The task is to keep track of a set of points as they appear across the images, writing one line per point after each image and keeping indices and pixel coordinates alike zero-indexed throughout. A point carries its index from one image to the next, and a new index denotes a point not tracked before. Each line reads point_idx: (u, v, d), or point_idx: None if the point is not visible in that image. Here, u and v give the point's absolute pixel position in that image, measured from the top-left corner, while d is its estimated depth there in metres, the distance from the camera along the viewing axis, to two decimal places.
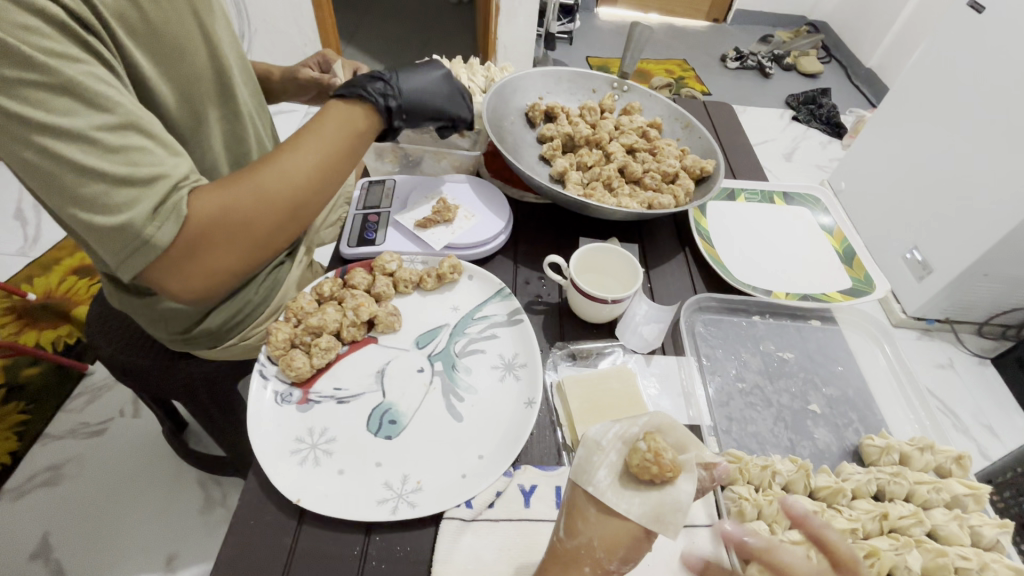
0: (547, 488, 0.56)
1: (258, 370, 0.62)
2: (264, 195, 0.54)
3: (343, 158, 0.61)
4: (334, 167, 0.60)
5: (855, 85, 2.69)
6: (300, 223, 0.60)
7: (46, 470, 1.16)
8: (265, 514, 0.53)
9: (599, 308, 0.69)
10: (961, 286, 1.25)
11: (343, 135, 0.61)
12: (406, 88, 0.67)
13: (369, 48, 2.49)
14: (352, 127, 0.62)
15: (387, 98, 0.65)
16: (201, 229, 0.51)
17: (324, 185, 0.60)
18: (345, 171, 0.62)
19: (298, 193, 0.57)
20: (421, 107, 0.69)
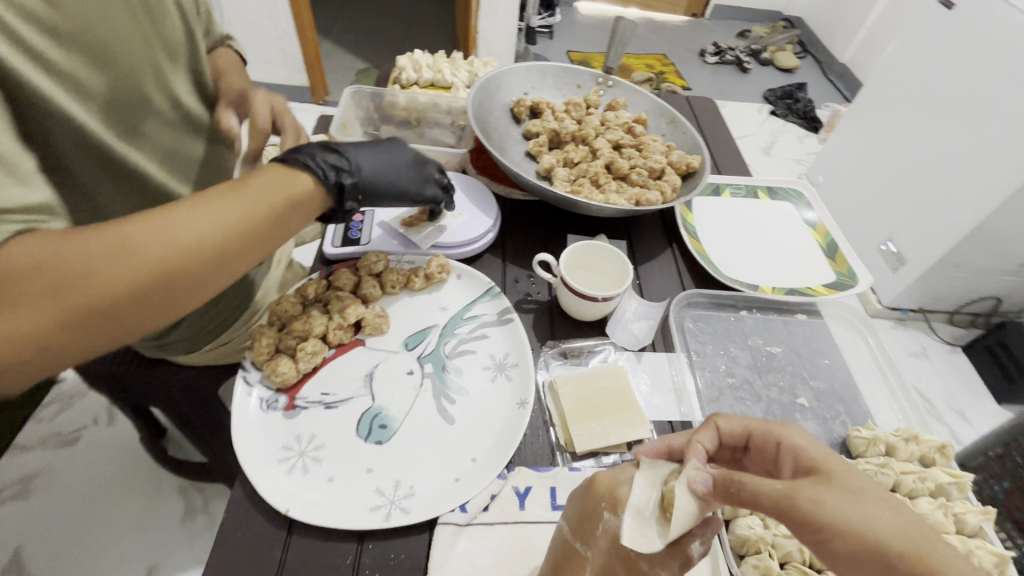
0: (542, 489, 0.56)
1: (242, 376, 0.60)
2: (112, 262, 0.40)
3: (252, 242, 0.48)
4: (242, 236, 0.46)
5: (830, 80, 2.74)
6: (171, 310, 0.45)
7: (16, 483, 1.12)
8: (253, 525, 0.51)
9: (590, 306, 0.68)
10: (934, 277, 1.28)
11: (257, 211, 0.48)
12: (366, 168, 0.59)
13: (347, 42, 2.45)
14: (273, 194, 0.49)
15: (340, 173, 0.56)
16: (21, 275, 0.38)
17: (229, 254, 0.46)
18: (263, 244, 0.49)
19: (171, 261, 0.42)
20: (378, 191, 0.61)
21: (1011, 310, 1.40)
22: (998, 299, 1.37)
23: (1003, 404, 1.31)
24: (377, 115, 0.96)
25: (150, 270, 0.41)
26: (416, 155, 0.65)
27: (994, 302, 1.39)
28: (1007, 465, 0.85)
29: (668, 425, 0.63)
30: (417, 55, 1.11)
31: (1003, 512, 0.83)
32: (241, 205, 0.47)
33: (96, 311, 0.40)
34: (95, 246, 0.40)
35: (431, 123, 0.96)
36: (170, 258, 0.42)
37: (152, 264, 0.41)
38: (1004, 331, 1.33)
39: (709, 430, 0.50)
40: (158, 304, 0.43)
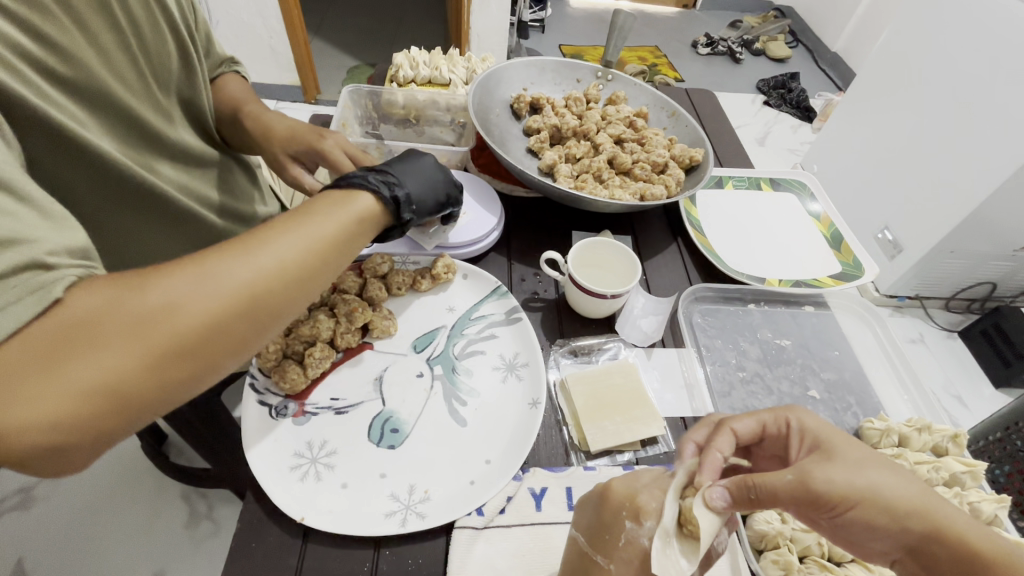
0: (558, 490, 0.55)
1: (250, 383, 0.59)
2: (190, 305, 0.37)
3: (320, 270, 0.45)
4: (308, 264, 0.44)
5: (823, 69, 2.74)
6: (242, 350, 0.42)
7: (18, 493, 1.11)
8: (268, 534, 0.51)
9: (599, 304, 0.68)
10: (931, 264, 1.28)
11: (322, 238, 0.45)
12: (408, 180, 0.59)
13: (337, 39, 2.42)
14: (338, 219, 0.47)
15: (392, 188, 0.54)
16: (81, 325, 0.34)
17: (296, 286, 0.43)
18: (328, 272, 0.47)
19: (241, 295, 0.40)
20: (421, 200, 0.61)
21: (1006, 295, 1.42)
22: (994, 284, 1.38)
23: (1001, 388, 1.33)
24: (375, 115, 0.95)
25: (228, 309, 0.39)
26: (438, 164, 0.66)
27: (989, 287, 1.39)
28: (1008, 447, 0.85)
29: (680, 421, 0.63)
30: (413, 52, 1.09)
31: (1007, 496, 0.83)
32: (308, 232, 0.45)
33: (174, 360, 0.37)
34: (169, 290, 0.37)
35: (431, 120, 0.95)
36: (246, 294, 0.40)
37: (230, 303, 0.39)
38: (1001, 314, 1.33)
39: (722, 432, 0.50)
40: (233, 347, 0.40)
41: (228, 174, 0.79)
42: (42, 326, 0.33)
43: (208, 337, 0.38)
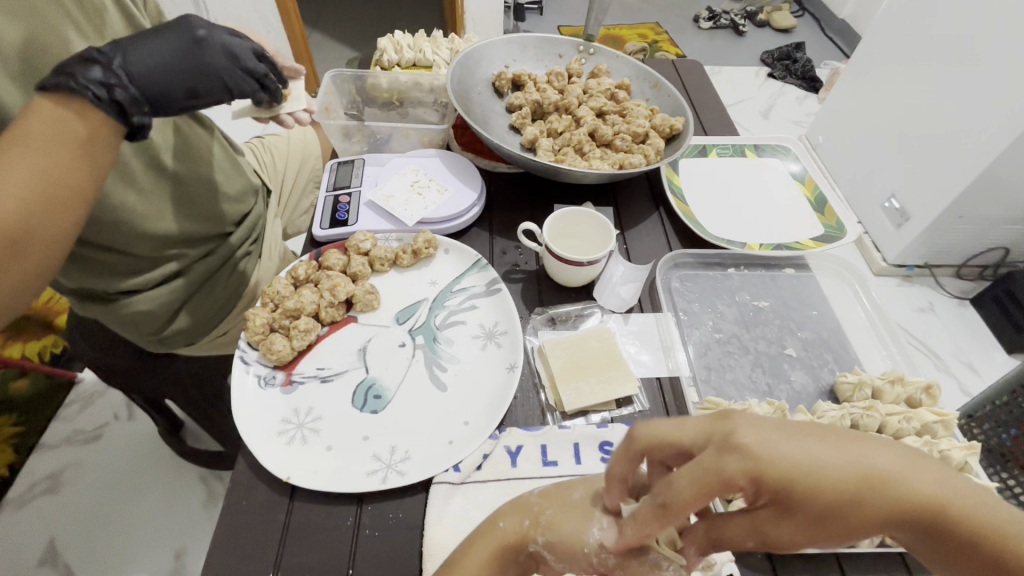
0: (533, 447, 0.58)
1: (239, 356, 0.62)
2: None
3: (71, 194, 0.47)
4: (59, 191, 0.46)
5: (830, 37, 2.67)
6: (45, 269, 0.47)
7: (45, 479, 1.16)
8: (257, 493, 0.54)
9: (576, 272, 0.69)
10: (940, 231, 1.14)
11: (60, 160, 0.45)
12: (134, 62, 0.52)
13: (337, 32, 2.43)
14: (65, 138, 0.46)
15: (111, 89, 0.48)
16: None
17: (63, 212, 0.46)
18: (87, 187, 0.48)
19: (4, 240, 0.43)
20: (157, 91, 0.53)
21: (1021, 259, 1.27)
22: (1007, 248, 1.23)
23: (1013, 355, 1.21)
24: (359, 99, 0.96)
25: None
26: (227, 50, 0.57)
27: (1004, 251, 1.24)
28: (1015, 411, 0.75)
29: (655, 381, 0.64)
30: (397, 36, 1.10)
31: (1009, 459, 0.73)
32: (39, 165, 0.44)
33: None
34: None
35: (415, 102, 0.96)
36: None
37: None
38: (1014, 278, 1.20)
39: (730, 451, 0.36)
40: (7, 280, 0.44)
41: (197, 143, 0.78)
42: None
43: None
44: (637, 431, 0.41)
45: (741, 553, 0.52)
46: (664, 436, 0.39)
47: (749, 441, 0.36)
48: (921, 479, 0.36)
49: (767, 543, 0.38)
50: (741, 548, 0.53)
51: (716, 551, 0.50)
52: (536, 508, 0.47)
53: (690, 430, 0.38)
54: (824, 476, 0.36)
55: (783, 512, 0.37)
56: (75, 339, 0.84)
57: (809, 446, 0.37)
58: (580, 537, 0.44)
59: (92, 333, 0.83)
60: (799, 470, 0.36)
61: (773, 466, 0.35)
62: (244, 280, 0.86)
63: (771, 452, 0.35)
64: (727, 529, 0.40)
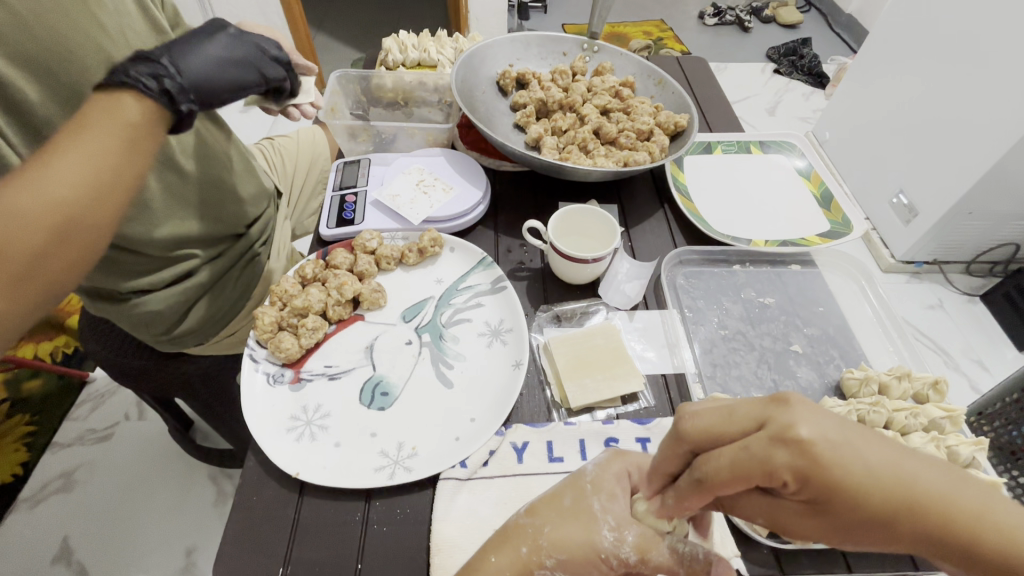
0: (539, 444, 0.58)
1: (248, 353, 0.63)
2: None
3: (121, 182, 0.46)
4: (111, 180, 0.45)
5: (837, 33, 2.65)
6: (91, 256, 0.47)
7: (58, 478, 1.18)
8: (267, 489, 0.55)
9: (581, 269, 0.69)
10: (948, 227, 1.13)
11: (113, 149, 0.45)
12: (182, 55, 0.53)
13: (342, 33, 2.44)
14: (118, 130, 0.46)
15: (164, 80, 0.49)
16: None
17: (112, 200, 0.46)
18: (135, 175, 0.47)
19: (56, 226, 0.42)
20: (210, 86, 0.55)
21: None
22: (1018, 244, 1.21)
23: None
24: (365, 99, 0.97)
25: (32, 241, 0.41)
26: (259, 46, 0.63)
27: (1013, 247, 1.22)
28: None
29: (661, 378, 0.65)
30: (402, 36, 1.11)
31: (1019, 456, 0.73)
32: (93, 155, 0.44)
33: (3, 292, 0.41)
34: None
35: (419, 101, 0.97)
36: (43, 228, 0.41)
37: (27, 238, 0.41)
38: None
39: (784, 444, 0.32)
40: (61, 267, 0.44)
41: (214, 147, 0.79)
42: None
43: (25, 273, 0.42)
44: (683, 421, 0.38)
45: (748, 548, 0.53)
46: (713, 426, 0.36)
47: (807, 434, 0.32)
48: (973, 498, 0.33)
49: (775, 523, 0.37)
50: (747, 544, 0.53)
51: (722, 546, 0.51)
52: (531, 531, 0.45)
53: (740, 414, 0.35)
54: (874, 482, 0.32)
55: (812, 508, 0.34)
56: (88, 338, 0.86)
57: (872, 450, 0.33)
58: (594, 547, 0.44)
59: (105, 333, 0.85)
60: (853, 471, 0.32)
61: (831, 470, 0.32)
62: (254, 279, 0.88)
63: (828, 457, 0.31)
64: (742, 505, 0.38)
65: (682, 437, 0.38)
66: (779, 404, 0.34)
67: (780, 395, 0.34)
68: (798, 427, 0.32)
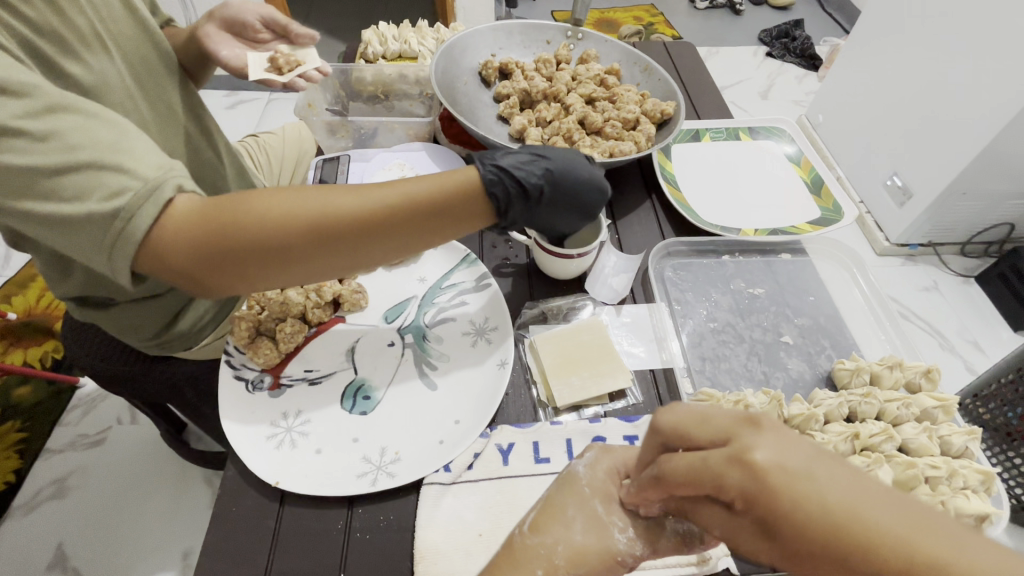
0: (524, 445, 0.57)
1: (225, 360, 0.61)
2: (290, 219, 0.42)
3: (428, 222, 0.45)
4: (410, 225, 0.44)
5: (829, 13, 2.62)
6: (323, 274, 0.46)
7: (51, 484, 1.17)
8: (246, 498, 0.53)
9: (566, 265, 0.68)
10: (944, 209, 1.11)
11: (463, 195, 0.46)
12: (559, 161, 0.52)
13: (327, 23, 2.39)
14: (464, 188, 0.46)
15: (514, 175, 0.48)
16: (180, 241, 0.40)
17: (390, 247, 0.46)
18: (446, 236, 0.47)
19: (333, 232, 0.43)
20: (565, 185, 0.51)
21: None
22: (1013, 223, 1.19)
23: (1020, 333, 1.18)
24: (344, 94, 0.94)
25: (340, 227, 0.42)
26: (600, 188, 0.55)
27: (1009, 227, 1.20)
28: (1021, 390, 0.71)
29: (649, 374, 0.63)
30: (381, 27, 1.08)
31: (1016, 437, 0.72)
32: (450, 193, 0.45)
33: (219, 273, 0.42)
34: (240, 208, 0.41)
35: (400, 95, 0.95)
36: (338, 226, 0.42)
37: (319, 226, 0.42)
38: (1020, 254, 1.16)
39: (739, 465, 0.32)
40: (264, 276, 0.44)
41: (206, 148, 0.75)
42: (159, 226, 0.39)
43: (311, 251, 0.43)
44: (661, 417, 0.38)
45: (739, 547, 0.52)
46: (687, 427, 0.36)
47: (763, 460, 0.31)
48: (977, 559, 0.27)
49: (734, 539, 0.36)
50: None
51: (712, 546, 0.49)
52: (544, 550, 0.42)
53: (714, 423, 0.35)
54: (831, 521, 0.29)
55: (763, 531, 0.33)
56: (70, 345, 0.84)
57: (828, 480, 0.31)
58: (609, 552, 0.43)
59: (87, 339, 0.83)
60: (808, 502, 0.30)
61: (777, 496, 0.31)
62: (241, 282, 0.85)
63: (772, 482, 0.31)
64: (702, 514, 0.37)
65: (658, 431, 0.37)
66: (750, 425, 0.33)
67: (754, 417, 0.34)
68: (755, 451, 0.32)
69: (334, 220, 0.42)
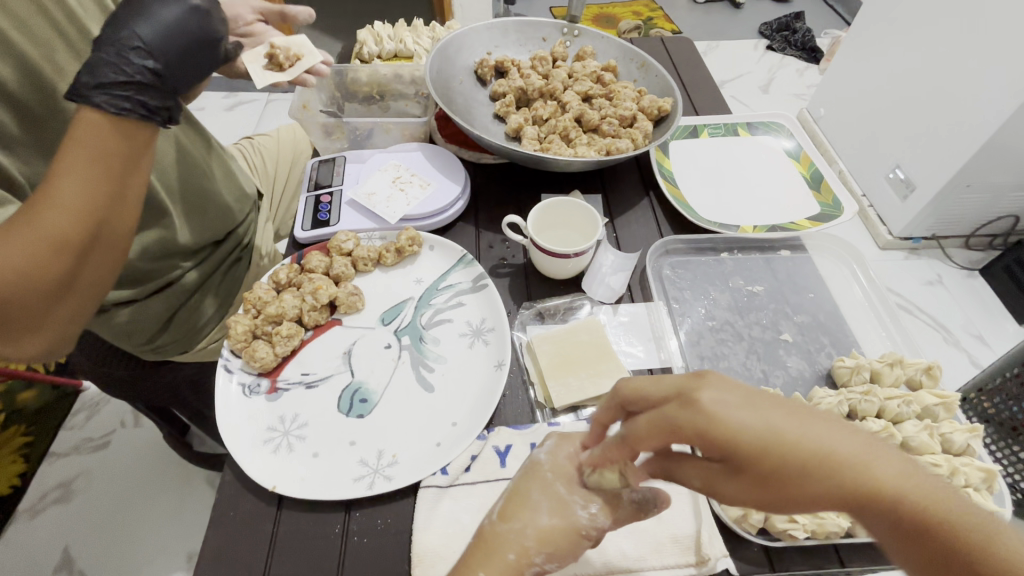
0: (522, 446, 0.56)
1: (222, 364, 0.61)
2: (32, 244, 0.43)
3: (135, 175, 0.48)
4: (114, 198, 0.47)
5: (830, 5, 2.60)
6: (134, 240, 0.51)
7: (56, 488, 1.17)
8: (244, 503, 0.53)
9: (563, 264, 0.67)
10: (948, 202, 1.10)
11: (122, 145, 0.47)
12: None
13: (326, 21, 2.37)
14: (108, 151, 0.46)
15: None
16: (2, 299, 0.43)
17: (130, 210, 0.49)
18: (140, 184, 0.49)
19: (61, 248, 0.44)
20: None
21: None
22: (1017, 216, 1.17)
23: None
24: (340, 95, 0.93)
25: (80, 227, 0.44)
26: None
27: (1013, 220, 1.19)
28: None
29: (647, 373, 0.63)
30: (376, 27, 1.08)
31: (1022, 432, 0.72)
32: (95, 154, 0.45)
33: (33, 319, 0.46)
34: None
35: (396, 95, 0.94)
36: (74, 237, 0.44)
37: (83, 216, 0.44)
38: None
39: (688, 406, 0.37)
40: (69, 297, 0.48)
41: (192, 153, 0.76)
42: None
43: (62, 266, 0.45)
44: (623, 385, 0.43)
45: (738, 547, 0.51)
46: (644, 389, 0.41)
47: (708, 398, 0.36)
48: (895, 473, 0.34)
49: (710, 488, 0.39)
50: (736, 542, 0.52)
51: (711, 546, 0.49)
52: (514, 534, 0.43)
53: (666, 381, 0.40)
54: (786, 444, 0.35)
55: (730, 469, 0.37)
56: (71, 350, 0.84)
57: (771, 416, 0.36)
58: (573, 529, 0.44)
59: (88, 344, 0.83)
60: (761, 434, 0.35)
61: (729, 425, 0.36)
62: (233, 289, 0.86)
63: (729, 416, 0.36)
64: (679, 469, 0.41)
65: (621, 399, 0.42)
66: (696, 377, 0.38)
67: (700, 370, 0.39)
68: (701, 391, 0.37)
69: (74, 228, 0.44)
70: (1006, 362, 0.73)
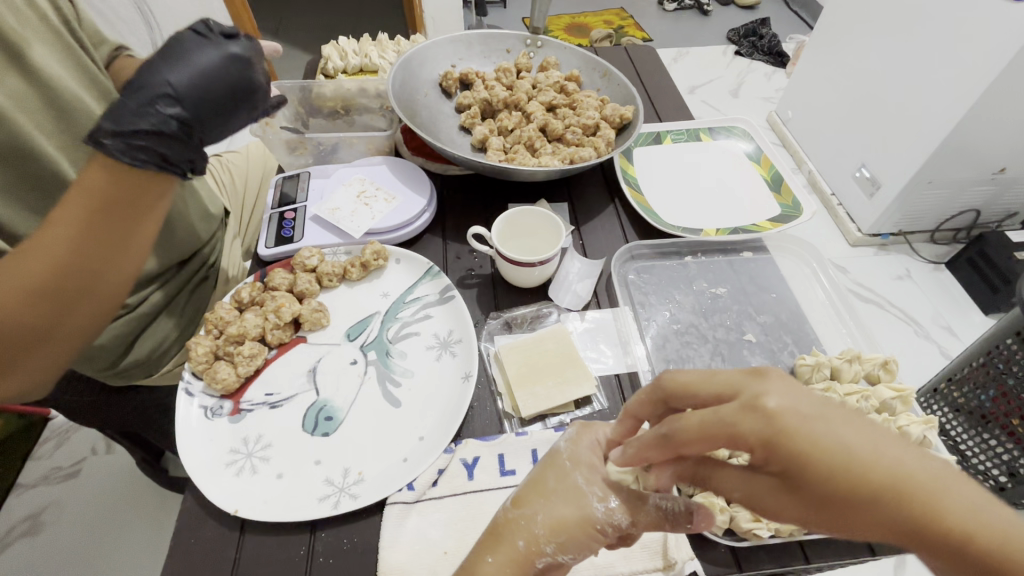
0: (490, 458, 0.56)
1: (183, 387, 0.60)
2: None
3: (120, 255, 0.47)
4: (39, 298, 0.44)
5: (793, 11, 2.67)
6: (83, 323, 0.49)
7: (24, 521, 1.13)
8: (207, 529, 0.52)
9: (529, 273, 0.68)
10: (911, 199, 1.12)
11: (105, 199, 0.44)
12: None
13: (297, 34, 2.33)
14: (105, 203, 0.44)
15: None
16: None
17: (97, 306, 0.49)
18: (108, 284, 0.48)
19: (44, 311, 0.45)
20: None
21: (990, 221, 1.25)
22: (978, 210, 1.21)
23: (990, 316, 1.20)
24: (304, 111, 0.93)
25: (67, 281, 0.45)
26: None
27: (974, 213, 1.22)
28: (992, 372, 0.73)
29: (614, 378, 0.63)
30: (341, 42, 1.08)
31: (991, 421, 0.73)
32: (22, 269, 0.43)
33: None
34: None
35: (361, 109, 0.94)
36: (12, 320, 0.43)
37: (32, 297, 0.43)
38: (987, 239, 1.18)
39: (752, 411, 0.35)
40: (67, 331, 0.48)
41: None
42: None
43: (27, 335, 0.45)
44: (664, 377, 0.42)
45: (705, 549, 0.52)
46: (692, 385, 0.40)
47: (777, 404, 0.35)
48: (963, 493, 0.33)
49: (750, 499, 0.38)
50: (704, 543, 0.52)
51: (677, 549, 0.49)
52: (523, 521, 0.44)
53: (719, 380, 0.38)
54: (858, 462, 0.33)
55: (786, 485, 0.36)
56: None
57: (837, 429, 0.34)
58: (588, 520, 0.43)
59: None
60: (830, 450, 0.33)
61: (802, 438, 0.34)
62: (202, 308, 0.85)
63: (802, 429, 0.34)
64: (720, 479, 0.40)
65: (663, 391, 0.42)
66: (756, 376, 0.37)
67: (760, 368, 0.37)
68: (767, 397, 0.35)
69: (45, 280, 0.44)
70: (971, 351, 0.75)
